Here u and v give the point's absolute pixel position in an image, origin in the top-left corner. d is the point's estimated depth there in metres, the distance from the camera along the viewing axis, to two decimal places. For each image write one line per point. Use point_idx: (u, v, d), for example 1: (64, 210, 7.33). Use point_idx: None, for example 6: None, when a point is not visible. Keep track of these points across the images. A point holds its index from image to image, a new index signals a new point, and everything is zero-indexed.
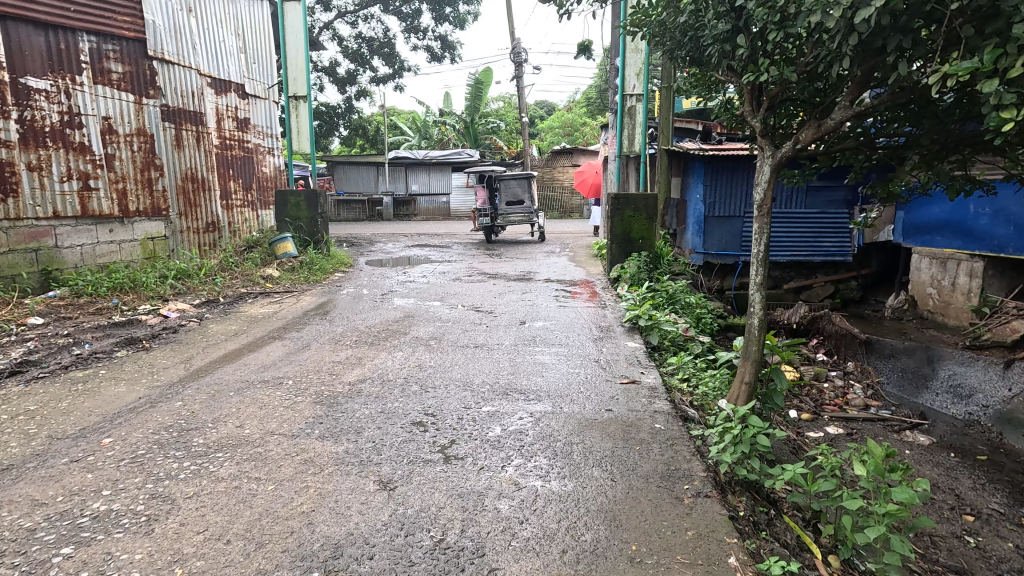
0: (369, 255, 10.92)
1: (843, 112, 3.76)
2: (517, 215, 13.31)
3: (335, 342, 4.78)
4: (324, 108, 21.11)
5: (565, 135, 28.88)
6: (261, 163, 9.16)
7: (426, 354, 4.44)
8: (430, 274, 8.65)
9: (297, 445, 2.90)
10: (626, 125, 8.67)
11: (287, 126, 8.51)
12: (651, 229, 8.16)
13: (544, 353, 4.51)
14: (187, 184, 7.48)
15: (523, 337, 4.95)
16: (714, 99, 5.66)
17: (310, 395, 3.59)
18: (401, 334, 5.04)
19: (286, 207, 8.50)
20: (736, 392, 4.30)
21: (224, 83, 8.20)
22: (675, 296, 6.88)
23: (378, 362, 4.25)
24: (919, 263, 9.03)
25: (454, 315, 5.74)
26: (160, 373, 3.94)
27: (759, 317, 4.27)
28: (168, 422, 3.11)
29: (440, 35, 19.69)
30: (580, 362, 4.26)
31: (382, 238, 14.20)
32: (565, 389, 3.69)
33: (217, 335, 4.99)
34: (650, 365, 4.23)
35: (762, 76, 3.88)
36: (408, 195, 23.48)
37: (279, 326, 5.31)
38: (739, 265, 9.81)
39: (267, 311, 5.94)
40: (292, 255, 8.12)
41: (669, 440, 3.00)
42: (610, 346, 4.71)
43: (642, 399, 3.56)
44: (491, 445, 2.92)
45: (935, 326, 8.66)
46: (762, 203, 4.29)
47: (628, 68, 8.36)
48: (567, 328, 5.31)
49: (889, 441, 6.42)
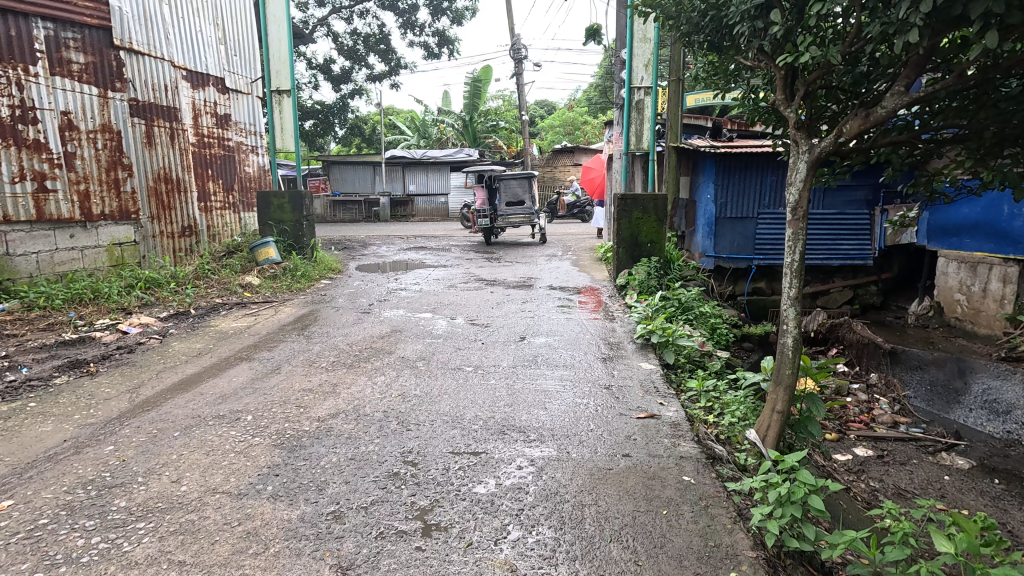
0: (360, 259, 10.37)
1: (897, 99, 3.23)
2: (517, 216, 12.75)
3: (310, 364, 4.21)
4: (319, 106, 20.53)
5: (566, 134, 28.30)
6: (244, 162, 8.58)
7: (412, 379, 3.88)
8: (424, 280, 8.08)
9: (242, 508, 2.34)
10: (634, 120, 8.04)
11: (270, 122, 7.94)
12: (660, 232, 7.60)
13: (546, 377, 3.94)
14: (159, 185, 6.92)
15: (523, 357, 4.37)
16: (734, 90, 5.09)
17: (270, 435, 3.03)
18: (385, 353, 4.48)
19: (269, 209, 7.93)
20: (766, 423, 3.76)
21: (202, 77, 7.63)
22: (688, 304, 6.34)
23: (355, 391, 3.68)
24: (946, 267, 8.45)
25: (446, 330, 5.17)
26: (99, 406, 3.38)
27: (793, 338, 3.75)
28: (89, 477, 2.55)
29: (438, 30, 19.09)
30: (589, 390, 3.69)
31: (377, 240, 13.64)
32: (572, 427, 3.12)
33: (178, 355, 4.42)
34: (670, 393, 3.66)
35: (800, 57, 3.32)
36: (405, 195, 22.91)
37: (249, 343, 4.76)
38: (752, 270, 9.25)
39: (242, 325, 5.39)
40: (275, 260, 7.62)
41: (701, 501, 2.44)
42: (620, 368, 4.15)
43: (664, 440, 2.99)
44: (482, 509, 2.35)
45: (964, 334, 8.09)
46: (797, 205, 3.74)
47: (637, 59, 7.80)
48: (572, 345, 4.73)
49: (925, 465, 5.86)
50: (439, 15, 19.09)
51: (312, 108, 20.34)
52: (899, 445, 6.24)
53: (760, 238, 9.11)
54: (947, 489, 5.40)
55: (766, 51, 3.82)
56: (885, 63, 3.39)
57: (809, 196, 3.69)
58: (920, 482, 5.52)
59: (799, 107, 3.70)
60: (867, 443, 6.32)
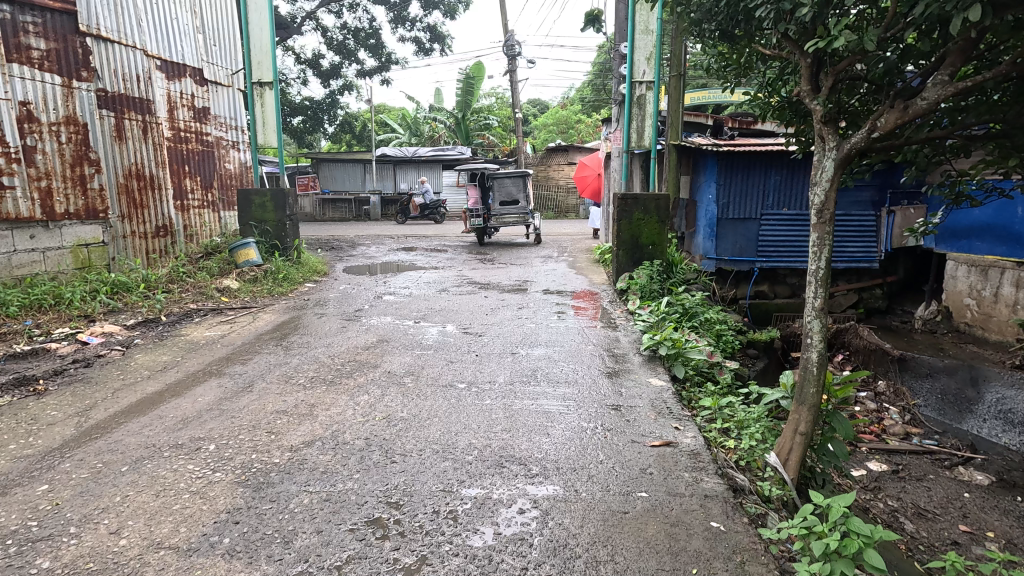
0: (348, 260, 9.95)
1: (940, 91, 2.91)
2: (511, 216, 12.40)
3: (286, 380, 3.82)
4: (308, 102, 20.07)
5: (560, 132, 28.02)
6: (224, 158, 8.13)
7: (398, 399, 3.50)
8: (413, 283, 7.70)
9: (191, 570, 1.95)
10: (635, 116, 7.69)
11: (251, 116, 7.49)
12: (662, 233, 7.26)
13: (547, 396, 3.57)
14: (130, 181, 6.48)
15: (520, 372, 4.00)
16: (747, 82, 4.75)
17: (234, 469, 2.63)
18: (370, 368, 4.09)
19: (250, 208, 7.48)
20: (788, 445, 3.44)
21: (178, 67, 7.19)
22: (693, 310, 6.01)
23: (335, 413, 3.30)
24: (955, 271, 8.17)
25: (437, 340, 4.78)
26: (41, 434, 2.96)
27: (818, 353, 3.43)
28: (11, 528, 2.16)
29: (429, 25, 18.65)
30: (595, 411, 3.33)
31: (366, 240, 13.22)
32: (577, 459, 2.76)
33: (140, 369, 4.01)
34: (684, 416, 3.30)
35: (834, 41, 2.98)
36: (396, 194, 22.51)
37: (222, 355, 4.36)
38: (754, 273, 8.94)
39: (217, 334, 4.98)
40: (256, 263, 7.11)
41: (736, 555, 2.09)
42: (627, 385, 3.78)
43: (685, 475, 2.65)
44: (479, 568, 1.99)
45: (974, 341, 7.81)
46: (824, 207, 3.40)
47: (638, 52, 7.45)
48: (573, 358, 4.36)
49: (942, 481, 5.56)
50: (431, 9, 18.65)
51: (301, 104, 19.84)
52: (915, 459, 5.94)
53: (763, 240, 8.80)
54: (969, 508, 5.11)
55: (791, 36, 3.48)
56: (927, 48, 3.05)
57: (837, 197, 3.34)
58: (939, 500, 5.21)
59: (826, 99, 3.37)
60: (881, 456, 6.03)
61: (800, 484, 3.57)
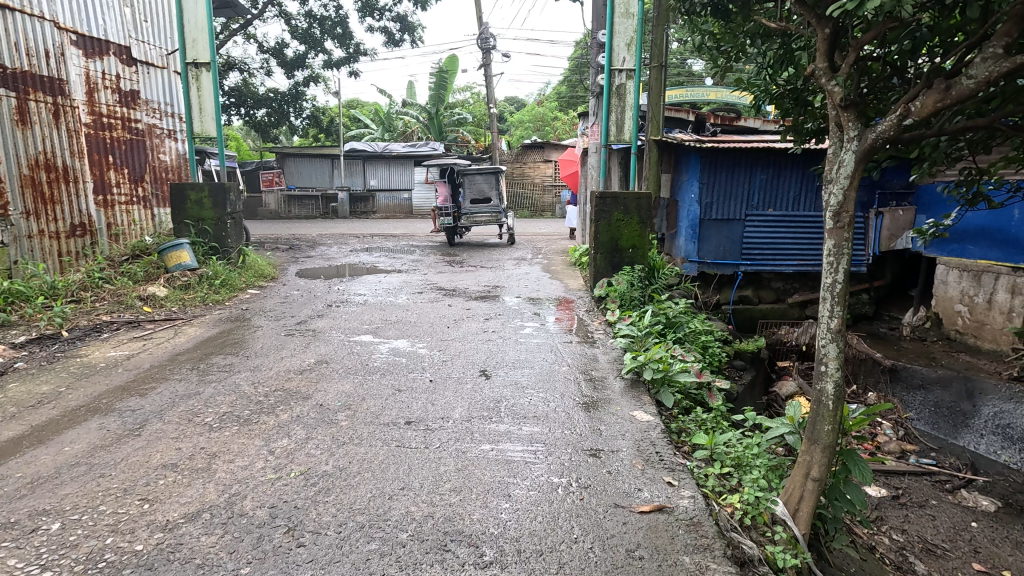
0: (303, 262, 9.17)
1: (989, 67, 2.36)
2: (483, 215, 11.70)
3: (189, 419, 3.08)
4: (272, 94, 19.03)
5: (536, 129, 27.57)
6: (158, 149, 7.26)
7: (324, 446, 2.81)
8: (371, 288, 6.99)
9: None
10: (614, 108, 7.10)
11: (186, 101, 6.65)
12: (643, 235, 6.69)
13: (511, 438, 2.92)
14: (37, 173, 5.60)
15: (480, 403, 3.35)
16: (741, 66, 4.19)
17: (72, 565, 1.92)
18: (298, 401, 3.36)
19: (184, 205, 6.63)
20: (798, 492, 2.94)
21: (98, 43, 6.32)
22: (676, 320, 5.43)
23: (239, 466, 2.59)
24: (946, 276, 7.78)
25: (387, 362, 4.09)
26: None
27: (834, 385, 2.90)
28: None
29: (400, 15, 17.81)
30: (569, 459, 2.70)
31: (328, 239, 12.37)
32: (543, 538, 2.12)
33: (6, 405, 3.22)
34: (678, 465, 2.70)
35: (864, 2, 2.43)
36: (366, 190, 21.68)
37: (119, 383, 3.58)
38: (738, 277, 8.45)
39: (124, 354, 4.18)
40: (191, 266, 6.26)
41: None
42: (605, 421, 3.15)
43: (683, 558, 2.03)
44: None
45: (967, 349, 7.42)
46: (841, 209, 2.83)
47: (619, 37, 6.85)
48: (544, 384, 3.72)
49: (947, 508, 5.09)
50: None
51: (264, 96, 18.82)
52: (914, 481, 5.47)
53: (747, 242, 8.31)
54: (980, 541, 4.63)
55: (804, 3, 2.94)
56: (972, 15, 2.50)
57: (857, 198, 2.78)
58: (946, 533, 4.72)
59: (845, 78, 2.82)
60: (879, 479, 5.55)
61: (810, 537, 3.05)
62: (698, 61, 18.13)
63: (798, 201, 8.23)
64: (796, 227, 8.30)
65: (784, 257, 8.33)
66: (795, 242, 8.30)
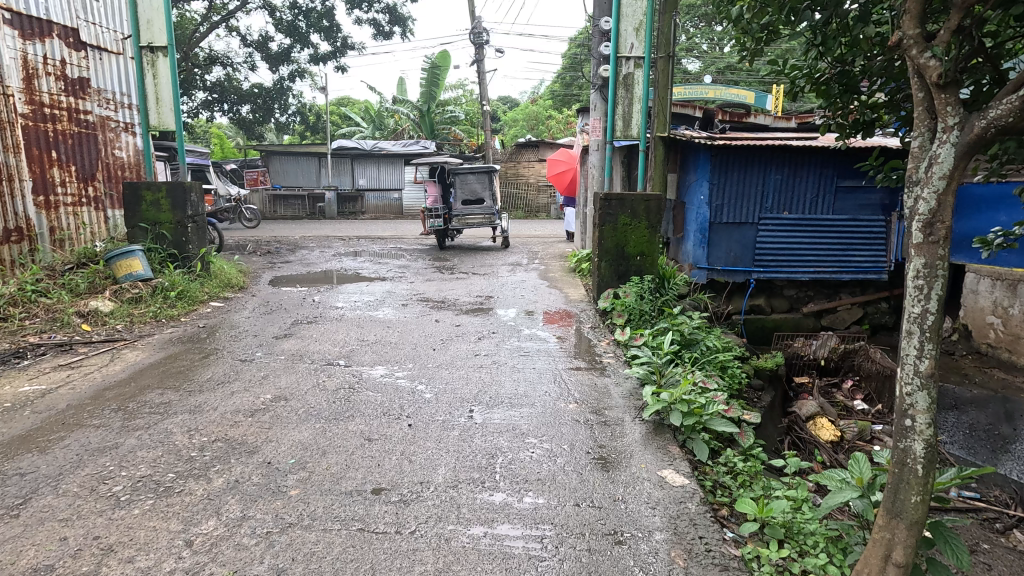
0: (279, 268, 8.43)
1: None
2: (476, 217, 10.99)
3: (93, 488, 2.38)
4: (257, 90, 18.08)
5: (530, 128, 26.93)
6: (113, 144, 6.51)
7: (260, 532, 2.11)
8: (349, 300, 6.28)
9: None
10: (620, 100, 6.45)
11: (142, 90, 5.95)
12: (652, 242, 6.03)
13: (509, 517, 2.25)
14: None
15: (469, 462, 2.66)
16: (777, 47, 3.53)
17: None
18: (242, 456, 2.68)
19: (139, 206, 5.90)
20: None
21: (38, 24, 5.58)
22: (693, 338, 4.75)
23: (142, 570, 1.90)
24: (977, 285, 6.92)
25: (357, 399, 3.38)
26: None
27: (925, 446, 2.15)
28: None
29: (389, 7, 17.05)
30: (587, 554, 2.04)
31: (312, 243, 11.64)
32: None
33: None
34: (731, 561, 2.04)
35: None
36: (354, 189, 20.93)
37: (19, 432, 2.88)
38: (750, 285, 7.80)
39: (40, 388, 3.47)
40: (146, 276, 5.55)
41: None
42: (628, 487, 2.48)
43: None
44: None
45: (1001, 366, 6.50)
46: (935, 218, 2.06)
47: (626, 21, 6.24)
48: (549, 428, 3.06)
49: (1003, 555, 3.85)
50: None
51: (249, 91, 17.91)
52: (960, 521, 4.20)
53: (760, 248, 7.66)
54: None
55: None
56: None
57: (957, 202, 2.03)
58: None
59: (943, 46, 2.14)
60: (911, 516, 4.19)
61: None
62: (695, 59, 17.50)
63: (815, 203, 7.59)
64: (814, 232, 7.63)
65: (801, 265, 7.66)
66: (811, 247, 7.65)
